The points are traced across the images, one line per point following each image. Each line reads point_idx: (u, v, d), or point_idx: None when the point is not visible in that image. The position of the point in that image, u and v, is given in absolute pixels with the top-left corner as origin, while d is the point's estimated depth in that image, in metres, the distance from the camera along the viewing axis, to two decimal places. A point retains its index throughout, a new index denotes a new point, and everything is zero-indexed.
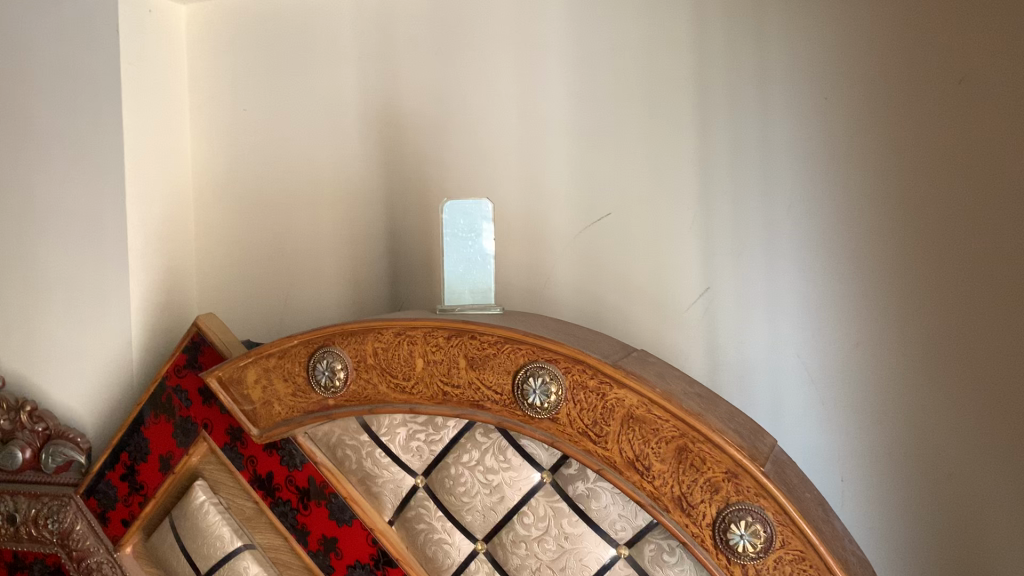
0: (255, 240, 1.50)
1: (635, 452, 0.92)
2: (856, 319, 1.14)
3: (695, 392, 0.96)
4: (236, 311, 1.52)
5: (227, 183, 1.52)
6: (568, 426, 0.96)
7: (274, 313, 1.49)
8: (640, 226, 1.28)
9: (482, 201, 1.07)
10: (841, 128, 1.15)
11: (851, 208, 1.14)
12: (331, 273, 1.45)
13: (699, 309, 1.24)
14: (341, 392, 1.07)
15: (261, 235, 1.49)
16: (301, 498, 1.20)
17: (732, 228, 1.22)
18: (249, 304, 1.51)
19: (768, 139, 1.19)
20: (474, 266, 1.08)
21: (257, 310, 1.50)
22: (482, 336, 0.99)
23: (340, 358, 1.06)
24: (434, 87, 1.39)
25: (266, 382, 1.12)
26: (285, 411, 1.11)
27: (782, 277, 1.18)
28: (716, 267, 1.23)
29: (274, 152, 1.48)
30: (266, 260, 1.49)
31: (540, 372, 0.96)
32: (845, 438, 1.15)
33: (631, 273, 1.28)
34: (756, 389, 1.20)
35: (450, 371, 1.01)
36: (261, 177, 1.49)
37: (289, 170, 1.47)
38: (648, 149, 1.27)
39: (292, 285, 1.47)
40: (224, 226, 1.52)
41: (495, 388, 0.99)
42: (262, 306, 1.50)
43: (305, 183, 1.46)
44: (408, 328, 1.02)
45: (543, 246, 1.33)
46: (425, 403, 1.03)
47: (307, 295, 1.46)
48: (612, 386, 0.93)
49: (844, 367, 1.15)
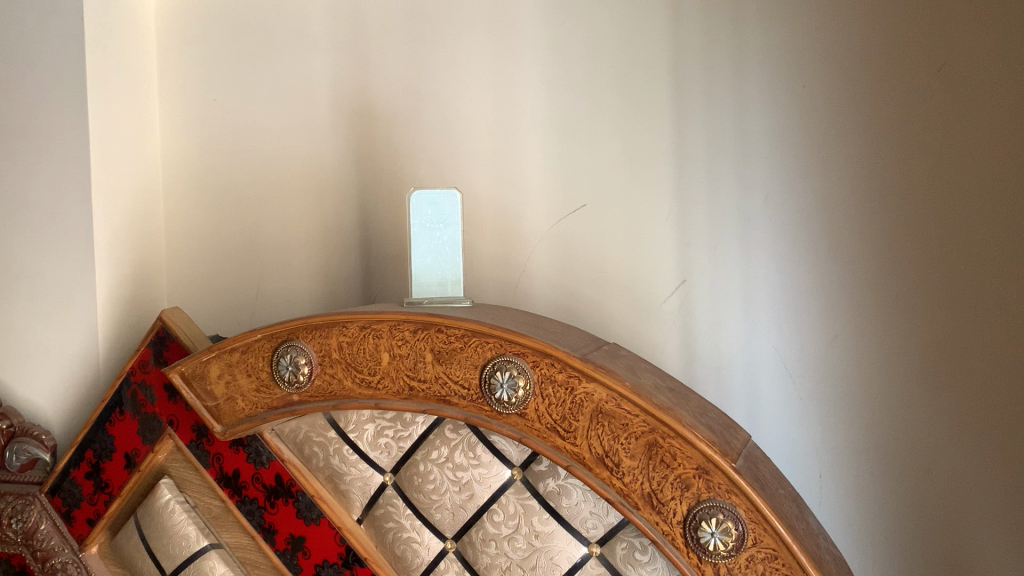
0: (225, 233, 1.47)
1: (605, 447, 0.90)
2: (835, 311, 1.11)
3: (667, 387, 0.94)
4: (208, 305, 1.48)
5: (198, 174, 1.48)
6: (536, 421, 0.93)
7: (245, 307, 1.46)
8: (616, 217, 1.25)
9: (452, 191, 1.05)
10: (819, 116, 1.12)
11: (830, 199, 1.12)
12: (303, 266, 1.42)
13: (677, 303, 1.21)
14: (306, 388, 1.04)
15: (232, 228, 1.46)
16: (268, 496, 1.17)
17: (709, 218, 1.19)
18: (220, 298, 1.48)
19: (746, 128, 1.17)
20: (443, 258, 1.05)
21: (228, 304, 1.47)
22: (449, 330, 0.96)
23: (304, 353, 1.04)
24: (407, 77, 1.36)
25: (230, 377, 1.09)
26: (249, 407, 1.08)
27: (760, 268, 1.16)
28: (693, 259, 1.20)
29: (245, 143, 1.45)
30: (237, 253, 1.46)
31: (508, 366, 0.93)
32: (824, 433, 1.12)
33: (607, 265, 1.26)
34: (734, 384, 1.18)
35: (416, 366, 0.98)
36: (232, 168, 1.46)
37: (260, 162, 1.44)
38: (624, 138, 1.24)
39: (263, 278, 1.44)
40: (195, 219, 1.49)
41: (462, 383, 0.96)
42: (233, 300, 1.47)
43: (276, 175, 1.43)
44: (373, 321, 1.00)
45: (517, 239, 1.31)
46: (391, 399, 1.00)
47: (277, 289, 1.44)
48: (581, 380, 0.90)
49: (823, 360, 1.12)
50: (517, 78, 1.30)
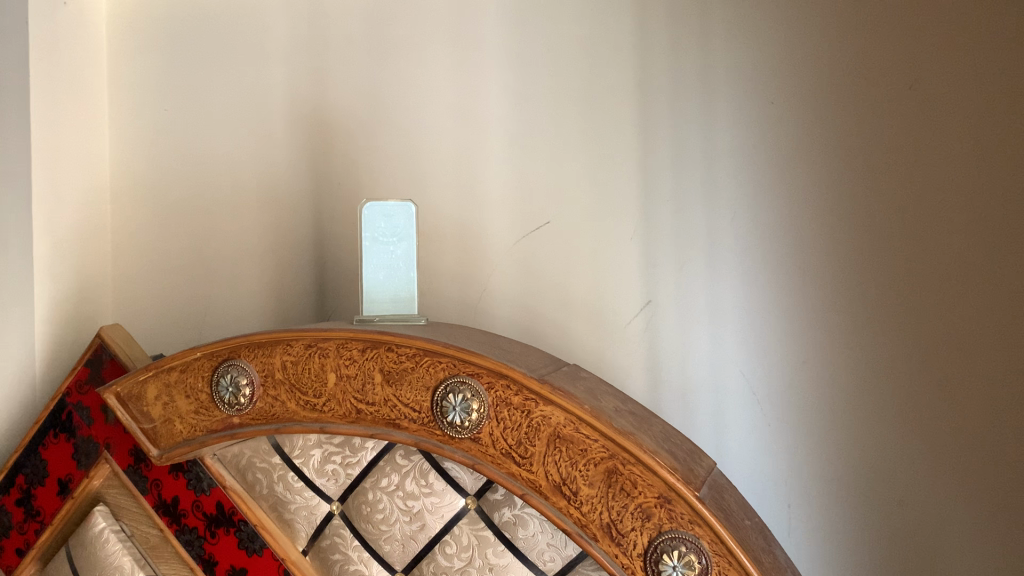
0: (174, 248, 1.41)
1: (562, 475, 0.85)
2: (804, 334, 1.07)
3: (628, 410, 0.89)
4: (155, 323, 1.42)
5: (148, 187, 1.43)
6: (490, 446, 0.88)
7: (194, 324, 1.39)
8: (581, 235, 1.21)
9: (407, 203, 1.00)
10: (789, 132, 1.09)
11: (799, 217, 1.08)
12: (254, 282, 1.36)
13: (642, 324, 1.17)
14: (247, 410, 0.98)
15: (181, 243, 1.40)
16: (208, 525, 1.10)
17: (675, 236, 1.15)
18: (169, 315, 1.41)
19: (713, 143, 1.13)
20: (397, 274, 1.00)
21: (176, 320, 1.41)
22: (399, 349, 0.91)
23: (247, 373, 0.98)
24: (366, 87, 1.31)
25: (168, 398, 1.02)
26: (187, 431, 1.02)
27: (727, 289, 1.12)
28: (659, 279, 1.16)
29: (197, 154, 1.40)
30: (186, 269, 1.40)
31: (460, 388, 0.88)
32: (792, 460, 1.08)
33: (570, 284, 1.21)
34: (701, 408, 1.13)
35: (364, 387, 0.92)
36: (183, 181, 1.41)
37: (212, 175, 1.39)
38: (589, 153, 1.20)
39: (213, 295, 1.38)
40: (143, 233, 1.43)
41: (412, 406, 0.90)
42: (181, 317, 1.40)
43: (229, 188, 1.38)
44: (320, 340, 0.94)
45: (478, 256, 1.26)
46: (337, 422, 0.94)
47: (228, 306, 1.37)
48: (537, 403, 0.85)
49: (792, 384, 1.08)
50: (480, 90, 1.26)
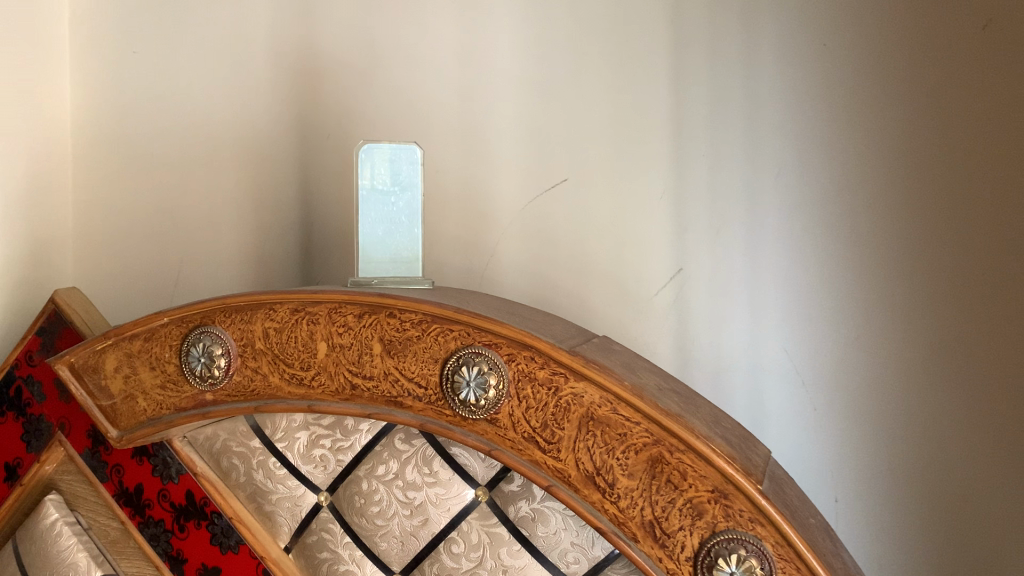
0: (142, 208, 1.26)
1: (596, 463, 0.71)
2: (857, 306, 0.93)
3: (671, 388, 0.76)
4: (121, 291, 1.27)
5: (114, 139, 1.28)
6: (510, 430, 0.74)
7: (163, 293, 1.25)
8: (602, 195, 1.07)
9: (412, 147, 0.86)
10: (844, 73, 0.94)
11: (854, 173, 0.94)
12: (231, 246, 1.22)
13: (671, 295, 1.04)
14: (222, 384, 0.84)
15: (151, 202, 1.26)
16: (177, 518, 0.97)
17: (710, 196, 1.02)
18: (136, 282, 1.27)
19: (755, 89, 0.99)
20: (398, 230, 0.86)
21: (144, 289, 1.26)
22: (403, 314, 0.77)
23: (222, 341, 0.83)
24: (360, 29, 1.17)
25: (128, 371, 0.88)
26: (151, 408, 0.87)
27: (769, 256, 0.98)
28: (690, 245, 1.03)
29: (169, 103, 1.25)
30: (155, 231, 1.25)
31: (476, 361, 0.75)
32: (841, 451, 0.95)
33: (590, 250, 1.08)
34: (737, 391, 1.00)
35: (361, 359, 0.79)
36: (153, 132, 1.26)
37: (186, 125, 1.24)
38: (613, 103, 1.07)
39: (185, 261, 1.24)
40: (109, 191, 1.28)
41: (417, 381, 0.77)
42: (149, 285, 1.26)
43: (205, 141, 1.23)
44: (309, 303, 0.80)
45: (486, 219, 1.12)
46: (328, 400, 0.80)
47: (201, 273, 1.23)
48: (568, 379, 0.72)
49: (841, 364, 0.95)
50: (489, 33, 1.12)
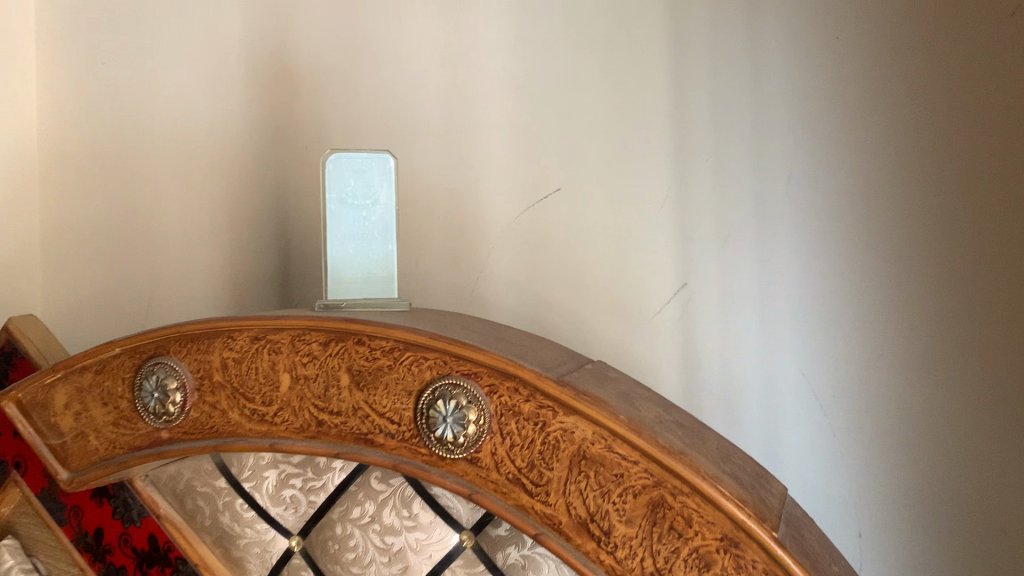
0: (113, 226, 1.19)
1: (589, 508, 0.63)
2: (879, 323, 0.85)
3: (675, 421, 0.68)
4: (92, 316, 1.20)
5: (83, 157, 1.20)
6: (493, 471, 0.66)
7: (137, 318, 1.17)
8: (598, 205, 0.99)
9: (384, 156, 0.78)
10: (859, 65, 0.85)
11: (872, 174, 0.85)
12: (205, 266, 1.14)
13: (675, 312, 0.95)
14: (178, 421, 0.76)
15: (122, 220, 1.18)
16: (139, 565, 0.89)
17: (715, 204, 0.93)
18: (107, 306, 1.19)
19: (761, 85, 0.91)
20: (369, 247, 0.78)
21: (116, 313, 1.19)
22: (372, 342, 0.69)
23: (177, 374, 0.76)
24: (337, 33, 1.09)
25: (79, 407, 0.80)
26: (102, 448, 0.79)
27: (781, 268, 0.90)
28: (695, 258, 0.94)
29: (140, 116, 1.18)
30: (127, 251, 1.18)
31: (453, 393, 0.66)
32: (864, 483, 0.86)
33: (586, 265, 1.00)
34: (749, 417, 0.92)
35: (327, 392, 0.71)
36: (122, 146, 1.19)
37: (156, 138, 1.17)
38: (608, 105, 0.98)
39: (158, 282, 1.16)
40: (79, 211, 1.21)
41: (389, 416, 0.69)
42: (121, 308, 1.18)
43: (176, 154, 1.16)
44: (270, 330, 0.72)
45: (474, 233, 1.05)
46: (292, 438, 0.72)
47: (175, 295, 1.16)
48: (556, 413, 0.64)
49: (861, 385, 0.86)
50: (473, 34, 1.04)
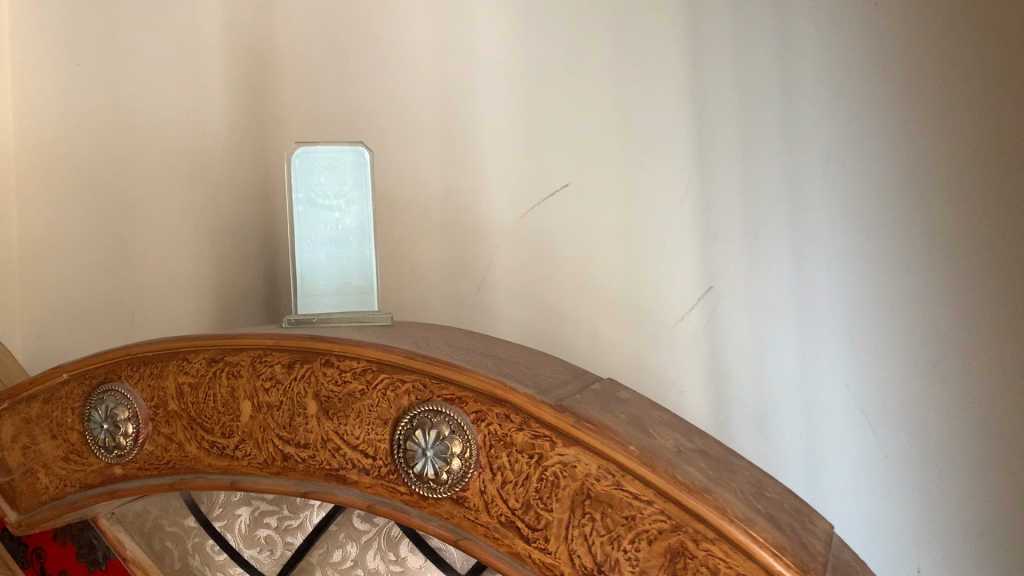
0: (82, 231, 1.06)
1: (595, 557, 0.52)
2: (936, 326, 0.74)
3: (697, 450, 0.57)
4: (64, 332, 1.07)
5: (41, 159, 1.05)
6: (482, 512, 0.56)
7: (116, 340, 1.06)
8: (611, 201, 0.88)
9: (359, 149, 0.70)
10: (903, 33, 0.75)
11: (923, 159, 0.74)
12: (189, 273, 1.04)
13: (699, 321, 0.84)
14: (131, 457, 0.67)
15: (93, 223, 1.05)
16: None
17: (743, 197, 0.82)
18: (82, 321, 1.07)
19: (790, 60, 0.80)
20: (344, 252, 0.70)
21: (92, 329, 1.07)
22: (342, 363, 0.59)
23: (129, 403, 0.67)
24: (322, 23, 1.00)
25: (27, 440, 0.71)
26: (52, 487, 0.70)
27: (821, 267, 0.79)
28: (720, 259, 0.83)
29: (113, 114, 1.05)
30: (100, 258, 1.06)
31: (433, 421, 0.56)
32: (925, 510, 0.75)
33: (597, 270, 0.89)
34: (786, 437, 0.81)
35: (293, 422, 0.61)
36: (87, 138, 1.05)
37: (130, 131, 1.04)
38: (617, 90, 0.88)
39: (140, 291, 1.05)
40: (40, 220, 1.06)
41: (362, 449, 0.59)
42: (98, 322, 1.06)
43: (154, 149, 1.04)
44: (228, 351, 0.63)
45: (473, 237, 0.94)
46: (256, 475, 0.63)
47: (157, 303, 1.05)
48: (553, 444, 0.53)
49: (916, 399, 0.75)
50: (468, 16, 0.94)
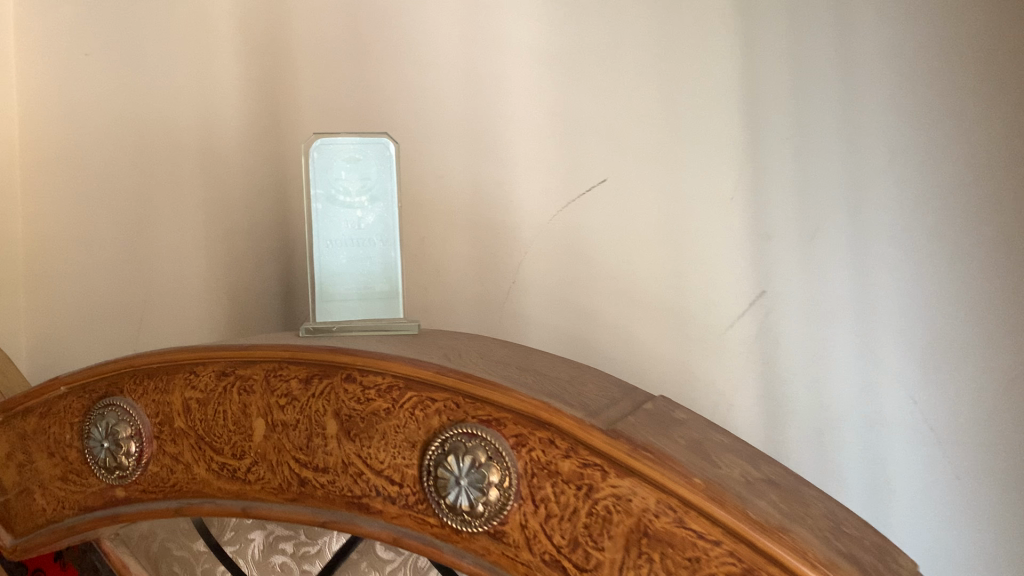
0: (94, 220, 1.00)
1: None
2: (1016, 335, 0.67)
3: (766, 480, 0.51)
4: (77, 327, 1.02)
5: (55, 148, 1.01)
6: (523, 549, 0.49)
7: (125, 345, 1.00)
8: (652, 198, 0.81)
9: (382, 140, 0.64)
10: (980, 12, 0.68)
11: (1001, 151, 0.67)
12: (198, 267, 0.96)
13: (750, 328, 0.77)
14: (134, 478, 0.61)
15: (105, 211, 1.00)
16: None
17: (799, 193, 0.75)
18: (94, 316, 1.01)
19: (850, 44, 0.73)
20: (366, 254, 0.64)
21: (104, 324, 1.01)
22: (366, 379, 0.53)
23: (131, 419, 0.61)
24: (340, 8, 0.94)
25: (23, 458, 0.66)
26: (49, 509, 0.65)
27: (886, 270, 0.72)
28: (773, 261, 0.77)
29: (122, 102, 0.99)
30: (112, 248, 1.00)
31: (468, 445, 0.50)
32: (1003, 537, 0.68)
33: (638, 273, 0.82)
34: (847, 455, 0.74)
35: (311, 444, 0.55)
36: (100, 125, 1.00)
37: (140, 115, 0.98)
38: (660, 77, 0.81)
39: (151, 284, 0.99)
40: (53, 212, 1.02)
41: (388, 475, 0.53)
42: (111, 316, 1.00)
43: (163, 134, 0.97)
44: (240, 364, 0.57)
45: (503, 237, 0.87)
46: (271, 501, 0.57)
47: (169, 297, 0.98)
48: (605, 474, 0.47)
49: (993, 416, 0.68)
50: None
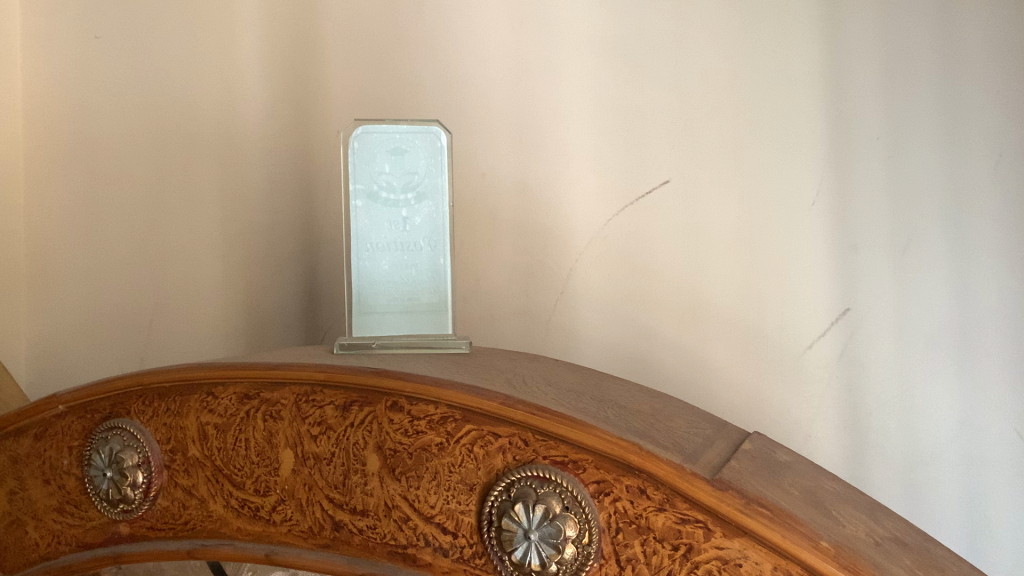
0: (111, 210, 0.90)
1: None
2: None
3: (894, 538, 0.42)
4: (82, 327, 0.91)
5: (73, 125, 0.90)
6: None
7: (132, 352, 0.90)
8: (722, 201, 0.73)
9: (433, 129, 0.56)
10: None
11: None
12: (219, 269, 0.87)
13: (831, 350, 0.69)
14: (140, 513, 0.53)
15: (123, 199, 0.90)
16: None
17: (892, 200, 0.67)
18: (102, 317, 0.91)
19: (953, 36, 0.66)
20: (410, 260, 0.56)
21: (112, 324, 0.90)
22: (415, 408, 0.45)
23: (138, 446, 0.53)
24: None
25: (14, 485, 0.58)
26: (44, 544, 0.57)
27: (993, 286, 0.64)
28: (860, 275, 0.68)
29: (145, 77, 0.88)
30: (127, 242, 0.90)
31: (539, 492, 0.42)
32: None
33: (704, 285, 0.74)
34: (944, 498, 0.65)
35: (349, 482, 0.47)
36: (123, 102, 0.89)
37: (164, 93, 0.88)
38: (733, 70, 0.73)
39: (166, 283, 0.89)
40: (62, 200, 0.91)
41: (440, 523, 0.44)
42: (120, 316, 0.90)
43: (189, 115, 0.88)
44: (266, 386, 0.49)
45: (552, 242, 0.79)
46: (299, 548, 0.48)
47: (185, 299, 0.88)
48: (709, 533, 0.39)
49: None
50: None
